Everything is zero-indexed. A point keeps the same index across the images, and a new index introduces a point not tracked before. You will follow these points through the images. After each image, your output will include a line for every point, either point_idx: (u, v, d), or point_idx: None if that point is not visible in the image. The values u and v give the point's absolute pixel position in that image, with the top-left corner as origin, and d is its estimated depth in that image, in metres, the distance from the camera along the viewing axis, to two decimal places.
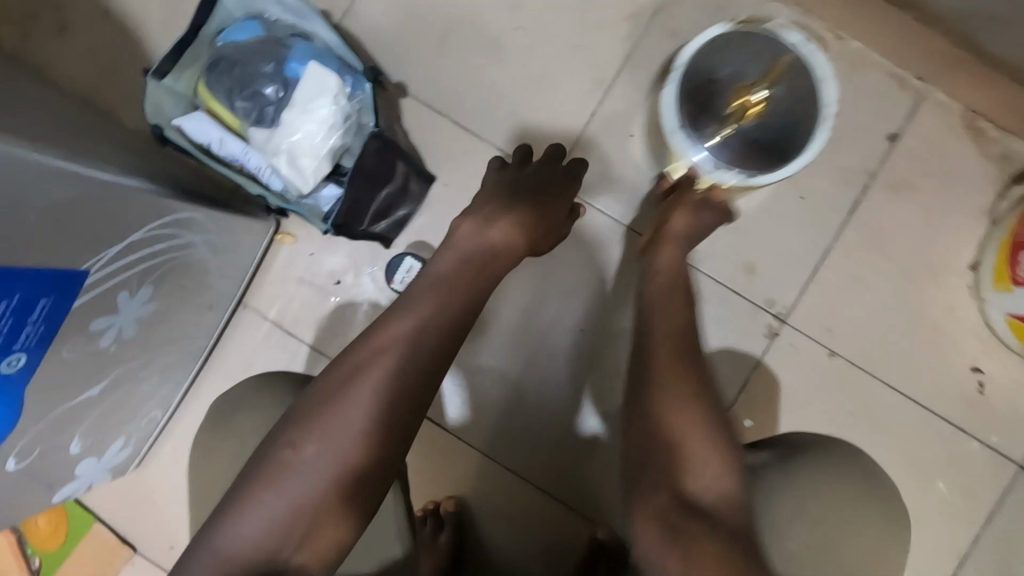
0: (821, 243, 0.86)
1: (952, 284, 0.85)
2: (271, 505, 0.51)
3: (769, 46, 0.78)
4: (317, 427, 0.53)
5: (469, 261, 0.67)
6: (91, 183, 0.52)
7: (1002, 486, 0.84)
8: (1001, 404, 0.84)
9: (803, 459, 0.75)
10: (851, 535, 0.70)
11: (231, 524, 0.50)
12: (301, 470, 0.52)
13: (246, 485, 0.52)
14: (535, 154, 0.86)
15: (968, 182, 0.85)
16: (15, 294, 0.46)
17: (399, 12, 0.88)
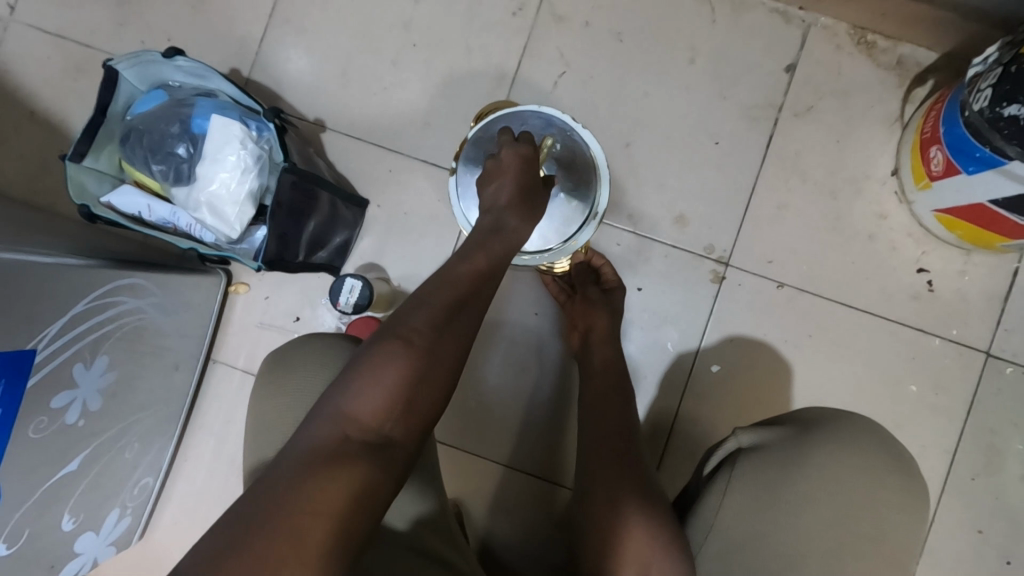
0: (744, 183, 0.89)
1: (879, 194, 0.88)
2: (336, 422, 0.47)
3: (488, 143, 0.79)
4: (389, 345, 0.51)
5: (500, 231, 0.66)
6: (19, 266, 0.55)
7: (974, 375, 0.86)
8: (952, 297, 0.86)
9: (818, 438, 0.61)
10: (858, 514, 0.59)
11: (299, 435, 0.47)
12: (352, 398, 0.48)
13: (322, 402, 0.49)
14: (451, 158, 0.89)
15: (870, 95, 0.88)
16: None
17: (304, 54, 0.93)
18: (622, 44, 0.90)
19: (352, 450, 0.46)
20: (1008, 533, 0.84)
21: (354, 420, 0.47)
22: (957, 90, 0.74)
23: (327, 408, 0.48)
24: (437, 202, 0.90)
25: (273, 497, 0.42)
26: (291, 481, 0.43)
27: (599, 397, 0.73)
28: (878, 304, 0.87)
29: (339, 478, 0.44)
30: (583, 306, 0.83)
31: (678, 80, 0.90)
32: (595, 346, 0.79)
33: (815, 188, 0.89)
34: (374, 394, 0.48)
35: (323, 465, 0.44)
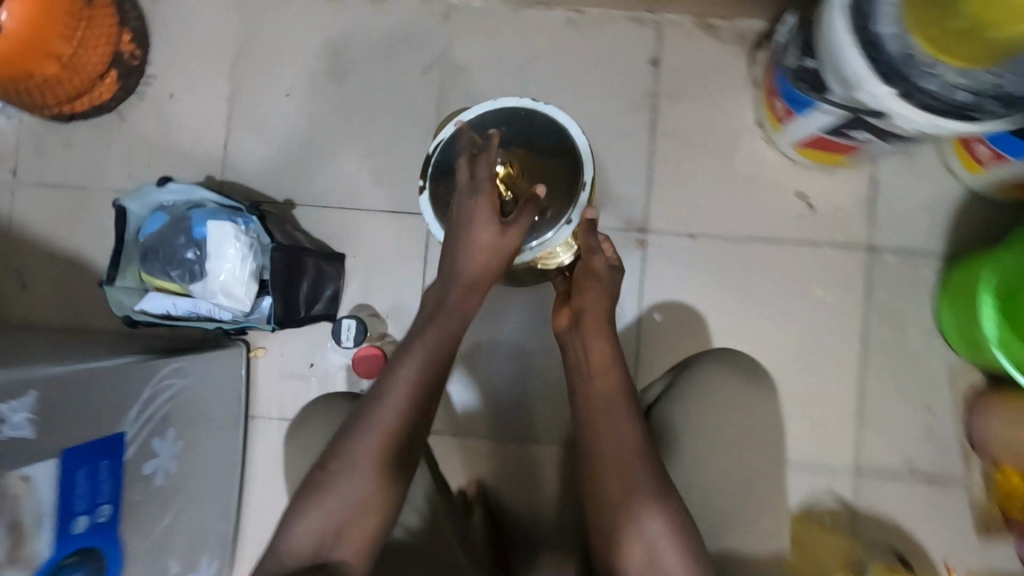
0: (643, 161, 1.08)
1: (752, 142, 1.07)
2: (291, 547, 0.63)
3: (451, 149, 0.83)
4: (324, 480, 0.65)
5: (435, 311, 0.74)
6: (103, 373, 0.73)
7: (862, 267, 1.05)
8: (830, 210, 1.06)
9: (691, 373, 0.80)
10: (730, 427, 0.77)
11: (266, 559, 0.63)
12: (293, 531, 0.64)
13: (282, 529, 0.65)
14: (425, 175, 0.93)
15: (723, 66, 1.07)
16: (85, 465, 0.69)
17: (262, 148, 1.11)
18: (516, 75, 1.09)
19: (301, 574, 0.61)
20: (919, 385, 1.04)
21: (295, 549, 0.63)
22: (778, 53, 0.94)
23: (277, 540, 0.63)
24: (401, 240, 1.08)
25: None
26: None
27: (601, 400, 0.70)
28: (773, 229, 1.06)
29: None
30: (582, 294, 0.78)
31: (570, 93, 1.09)
32: (593, 330, 0.75)
33: (699, 151, 1.08)
34: (313, 533, 0.63)
35: None
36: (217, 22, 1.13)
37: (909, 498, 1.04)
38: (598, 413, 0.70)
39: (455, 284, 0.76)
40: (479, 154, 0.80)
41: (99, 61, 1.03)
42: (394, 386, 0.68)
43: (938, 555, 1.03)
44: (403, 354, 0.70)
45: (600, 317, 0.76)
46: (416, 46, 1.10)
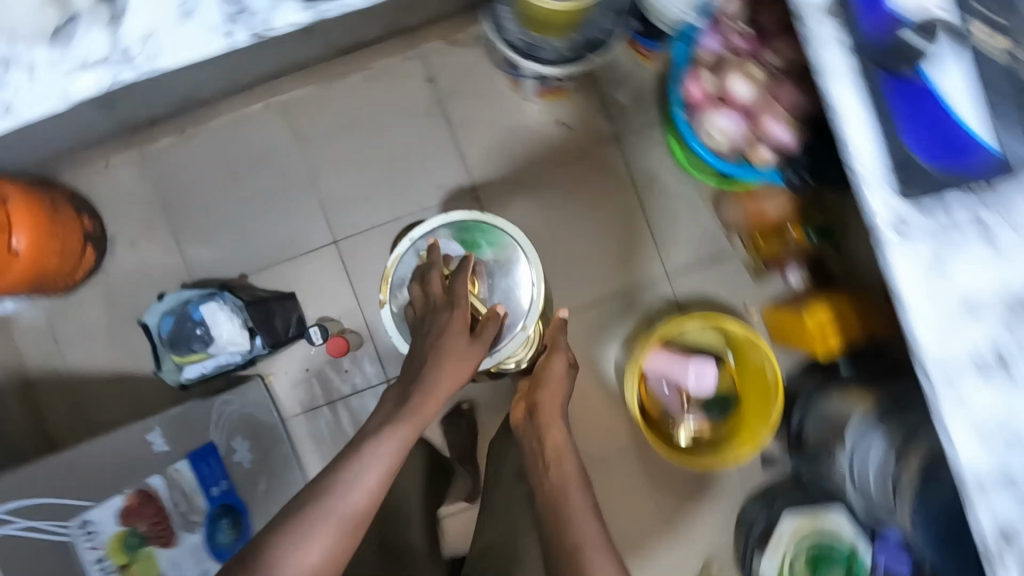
0: (453, 145, 1.57)
1: (513, 102, 1.56)
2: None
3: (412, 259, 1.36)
4: (303, 533, 0.90)
5: (399, 407, 1.03)
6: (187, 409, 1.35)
7: (615, 149, 1.57)
8: (579, 122, 1.57)
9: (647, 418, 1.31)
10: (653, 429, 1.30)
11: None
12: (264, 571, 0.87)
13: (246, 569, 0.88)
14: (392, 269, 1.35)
15: (474, 60, 1.55)
16: (207, 450, 1.33)
17: (209, 249, 1.58)
18: (347, 126, 1.57)
19: None
20: (679, 205, 1.57)
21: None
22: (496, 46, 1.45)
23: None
24: (326, 265, 1.57)
25: None
26: None
27: (555, 470, 1.12)
28: (550, 151, 1.58)
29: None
30: (546, 412, 1.21)
31: (386, 123, 1.57)
32: (548, 421, 1.19)
33: (484, 123, 1.57)
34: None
35: None
36: (135, 181, 1.57)
37: (708, 276, 1.57)
38: (551, 484, 1.11)
39: (426, 382, 1.06)
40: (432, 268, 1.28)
41: (77, 243, 1.47)
42: (384, 457, 0.97)
43: (738, 302, 1.56)
44: (386, 435, 0.99)
45: (548, 399, 1.23)
46: (274, 139, 1.57)
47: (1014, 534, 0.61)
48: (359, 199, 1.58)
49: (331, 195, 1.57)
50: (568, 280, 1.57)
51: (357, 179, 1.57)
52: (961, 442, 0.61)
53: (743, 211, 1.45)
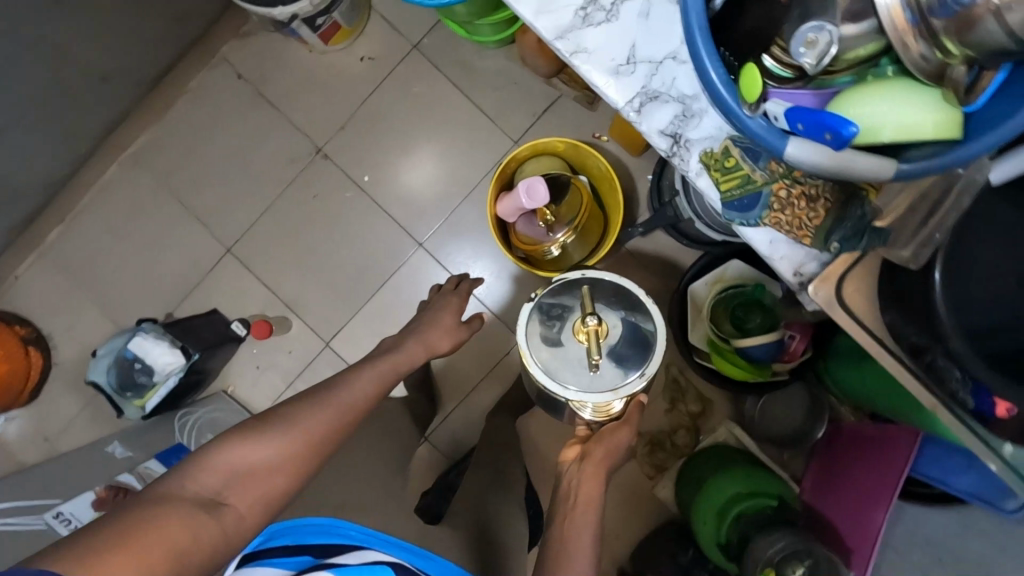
0: (284, 120, 1.70)
1: (315, 60, 1.69)
2: (282, 428, 0.83)
3: (567, 302, 1.07)
4: (314, 402, 0.88)
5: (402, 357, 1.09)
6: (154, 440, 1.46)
7: (419, 56, 1.68)
8: (379, 49, 1.69)
9: (635, 326, 1.04)
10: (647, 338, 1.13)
11: (254, 432, 0.81)
12: (246, 447, 0.80)
13: (290, 414, 0.85)
14: (545, 319, 1.06)
15: (266, 42, 1.69)
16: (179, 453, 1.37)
17: (128, 305, 1.73)
18: (191, 148, 1.71)
19: (246, 475, 0.79)
20: (497, 77, 1.68)
21: (244, 462, 0.79)
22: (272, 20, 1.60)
23: (227, 444, 0.80)
24: (231, 272, 1.73)
25: (255, 433, 0.81)
26: (244, 431, 0.81)
27: (567, 532, 0.93)
28: (367, 85, 1.69)
29: (281, 467, 0.81)
30: (601, 446, 1.04)
31: (222, 129, 1.71)
32: (591, 472, 1.01)
33: (300, 89, 1.70)
34: (269, 447, 0.81)
35: (256, 465, 0.80)
36: (42, 278, 1.74)
37: (549, 125, 1.67)
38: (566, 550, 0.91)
39: (433, 334, 1.19)
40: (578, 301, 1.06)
41: (19, 351, 1.66)
42: (381, 372, 1.01)
43: (587, 134, 1.66)
44: (394, 353, 1.08)
45: (603, 453, 1.03)
46: (139, 188, 1.73)
47: (677, 133, 0.73)
48: (231, 204, 1.72)
49: (207, 212, 1.73)
50: (436, 188, 1.70)
51: (221, 188, 1.72)
52: (603, 84, 0.74)
53: (535, 51, 1.52)
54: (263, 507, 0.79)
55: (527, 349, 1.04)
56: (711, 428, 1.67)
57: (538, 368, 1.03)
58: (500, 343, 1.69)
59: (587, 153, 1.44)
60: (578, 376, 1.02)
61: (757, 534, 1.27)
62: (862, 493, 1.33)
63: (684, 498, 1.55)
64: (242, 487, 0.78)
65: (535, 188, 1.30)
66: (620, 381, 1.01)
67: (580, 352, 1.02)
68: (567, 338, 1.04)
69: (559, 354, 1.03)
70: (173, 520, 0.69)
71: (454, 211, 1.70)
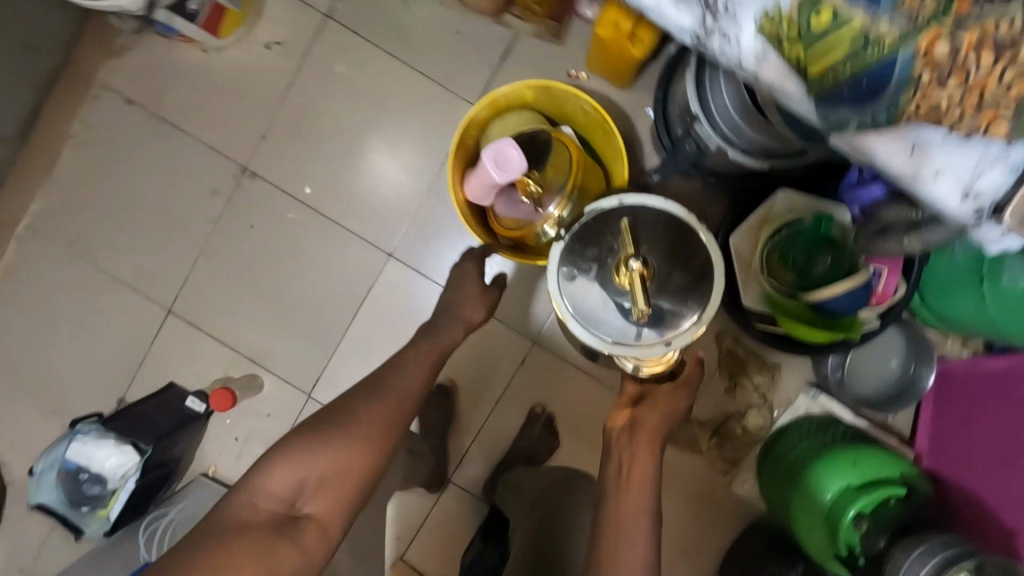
0: (197, 143, 1.40)
1: (214, 61, 1.37)
2: (342, 424, 0.82)
3: (607, 237, 0.91)
4: (371, 393, 0.87)
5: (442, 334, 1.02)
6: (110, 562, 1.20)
7: (336, 27, 1.35)
8: (287, 29, 1.35)
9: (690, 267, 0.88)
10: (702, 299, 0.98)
11: (309, 438, 0.80)
12: (302, 460, 0.78)
13: (346, 409, 0.84)
14: (581, 258, 0.90)
15: (151, 53, 1.37)
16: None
17: (69, 401, 1.45)
18: (96, 201, 1.42)
19: (312, 486, 0.78)
20: (436, 31, 1.34)
21: (303, 477, 0.78)
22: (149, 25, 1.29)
23: (284, 458, 0.79)
24: (179, 336, 1.44)
25: (316, 440, 0.80)
26: (303, 438, 0.80)
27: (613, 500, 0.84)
28: (283, 78, 1.37)
29: (351, 464, 0.80)
30: (655, 414, 0.92)
31: (126, 169, 1.41)
32: (643, 440, 0.89)
33: (204, 101, 1.38)
34: (325, 455, 0.79)
35: (325, 471, 0.79)
36: None
37: (512, 76, 1.34)
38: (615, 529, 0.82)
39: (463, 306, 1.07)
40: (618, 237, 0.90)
41: None
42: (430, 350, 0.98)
43: (561, 77, 1.32)
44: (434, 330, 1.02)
45: (657, 422, 0.91)
46: (47, 263, 1.44)
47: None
48: (158, 257, 1.43)
49: (133, 272, 1.43)
50: (394, 184, 1.38)
51: (142, 240, 1.42)
52: None
53: None
54: (338, 516, 0.79)
55: (559, 296, 0.90)
56: (787, 400, 1.35)
57: (571, 318, 0.88)
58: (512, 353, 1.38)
59: (563, 95, 1.12)
60: (617, 329, 0.86)
61: (901, 539, 0.98)
62: (995, 450, 1.07)
63: (766, 486, 1.27)
64: (316, 495, 0.78)
65: (508, 158, 0.99)
66: (670, 331, 0.85)
67: (619, 298, 0.87)
68: (602, 283, 0.89)
69: (594, 302, 0.88)
70: (249, 554, 0.70)
71: (421, 206, 1.38)
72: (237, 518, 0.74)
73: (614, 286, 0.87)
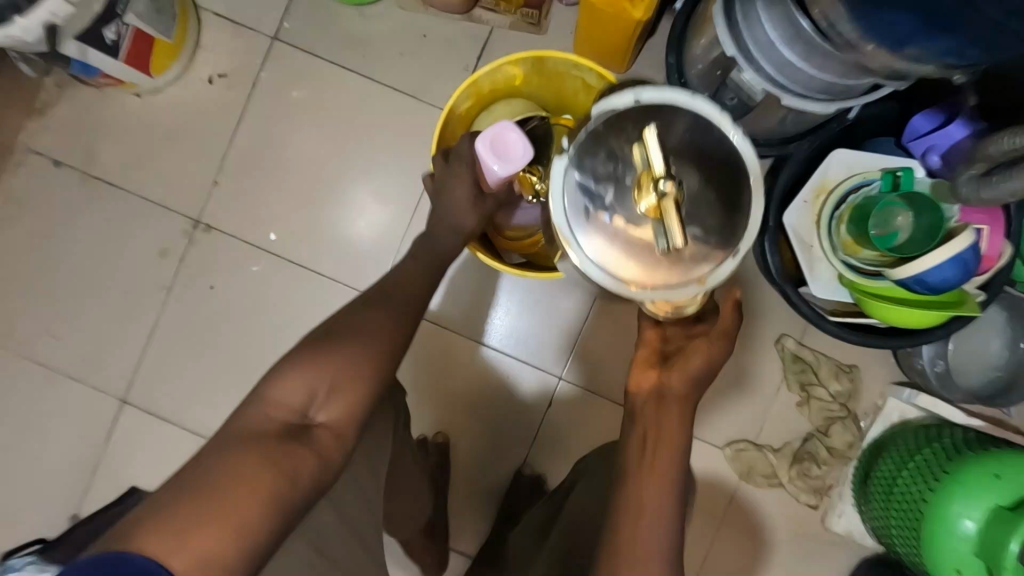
0: (141, 198, 1.20)
1: (151, 105, 1.19)
2: (367, 318, 0.66)
3: (621, 127, 0.59)
4: (392, 301, 0.70)
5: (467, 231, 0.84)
6: None
7: (284, 49, 1.18)
8: (230, 59, 1.18)
9: (725, 186, 0.58)
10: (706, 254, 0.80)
11: (336, 335, 0.62)
12: (313, 365, 0.59)
13: (363, 311, 0.66)
14: (586, 142, 0.59)
15: (77, 105, 1.19)
16: None
17: (11, 528, 1.20)
18: (27, 284, 1.21)
19: (326, 399, 0.58)
20: (400, 37, 1.17)
21: (314, 397, 0.58)
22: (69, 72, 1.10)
23: (290, 364, 0.59)
24: (137, 430, 1.20)
25: (332, 343, 0.61)
26: (314, 339, 0.62)
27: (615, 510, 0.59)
28: (231, 114, 1.19)
29: (372, 357, 0.62)
30: (684, 370, 0.64)
31: (60, 242, 1.20)
32: (669, 421, 0.62)
33: (143, 152, 1.20)
34: (348, 354, 0.61)
35: (341, 381, 0.59)
36: None
37: None
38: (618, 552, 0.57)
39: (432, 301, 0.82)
40: (642, 120, 0.59)
41: None
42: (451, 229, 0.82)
43: None
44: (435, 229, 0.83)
45: (687, 390, 0.63)
46: None
47: None
48: (105, 339, 1.20)
49: (76, 360, 1.21)
50: (370, 217, 1.19)
51: (85, 321, 1.21)
52: None
53: None
54: (359, 421, 0.60)
55: (552, 194, 0.60)
56: (873, 407, 1.12)
57: (567, 225, 0.59)
58: (537, 395, 1.17)
59: (555, 69, 0.95)
60: (613, 260, 0.58)
61: None
62: None
63: (867, 503, 1.06)
64: (332, 403, 0.59)
65: (506, 143, 0.74)
66: (692, 275, 0.57)
67: (628, 208, 0.57)
68: (621, 218, 0.57)
69: (591, 207, 0.58)
70: (251, 479, 0.50)
71: (406, 236, 1.18)
72: (238, 453, 0.52)
73: (628, 185, 0.56)
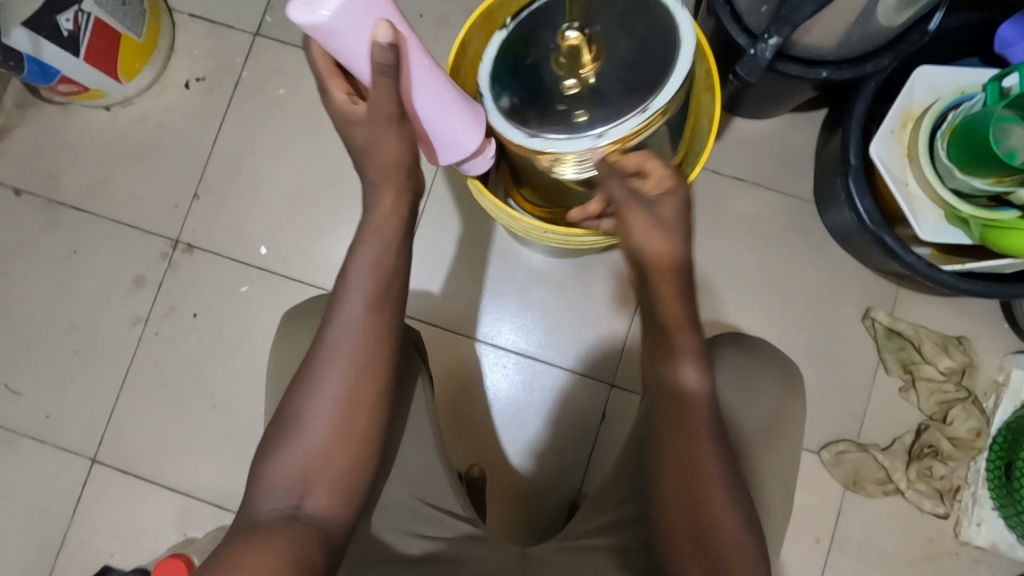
0: (112, 221, 1.05)
1: (122, 120, 1.07)
2: (323, 390, 0.57)
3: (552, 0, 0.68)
4: (323, 362, 0.58)
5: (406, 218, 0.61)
6: None
7: (267, 46, 1.07)
8: (208, 62, 1.07)
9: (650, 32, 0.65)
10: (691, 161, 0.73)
11: (295, 417, 0.57)
12: (288, 453, 0.56)
13: (307, 384, 0.58)
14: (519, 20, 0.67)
15: (40, 128, 1.07)
16: None
17: None
18: None
19: (316, 477, 0.56)
20: None
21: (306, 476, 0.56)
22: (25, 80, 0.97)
23: (274, 451, 0.57)
24: (111, 495, 1.00)
25: (299, 423, 0.57)
26: (284, 420, 0.58)
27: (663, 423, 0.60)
28: (211, 120, 1.06)
29: (347, 428, 0.57)
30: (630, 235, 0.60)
31: (19, 281, 1.05)
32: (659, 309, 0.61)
33: (114, 171, 1.06)
34: (319, 432, 0.57)
35: (327, 453, 0.57)
36: None
37: None
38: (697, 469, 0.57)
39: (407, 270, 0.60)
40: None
41: None
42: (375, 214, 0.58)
43: None
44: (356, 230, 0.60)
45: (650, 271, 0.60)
46: None
47: None
48: (72, 389, 1.02)
49: (39, 417, 1.02)
50: None
51: (49, 370, 1.03)
52: None
53: None
54: (331, 537, 0.55)
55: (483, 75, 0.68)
56: (989, 382, 0.94)
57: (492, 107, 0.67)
58: (584, 412, 1.00)
59: None
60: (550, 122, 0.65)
61: None
62: None
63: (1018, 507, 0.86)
64: (322, 484, 0.56)
65: None
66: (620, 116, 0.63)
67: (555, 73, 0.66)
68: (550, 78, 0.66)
69: (523, 85, 0.67)
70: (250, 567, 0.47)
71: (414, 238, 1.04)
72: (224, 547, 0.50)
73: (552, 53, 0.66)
